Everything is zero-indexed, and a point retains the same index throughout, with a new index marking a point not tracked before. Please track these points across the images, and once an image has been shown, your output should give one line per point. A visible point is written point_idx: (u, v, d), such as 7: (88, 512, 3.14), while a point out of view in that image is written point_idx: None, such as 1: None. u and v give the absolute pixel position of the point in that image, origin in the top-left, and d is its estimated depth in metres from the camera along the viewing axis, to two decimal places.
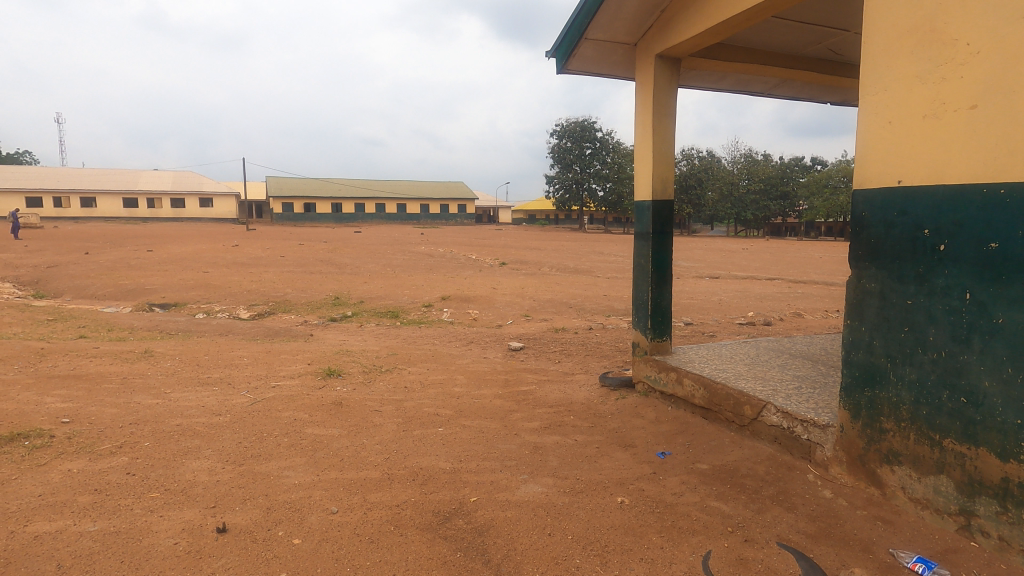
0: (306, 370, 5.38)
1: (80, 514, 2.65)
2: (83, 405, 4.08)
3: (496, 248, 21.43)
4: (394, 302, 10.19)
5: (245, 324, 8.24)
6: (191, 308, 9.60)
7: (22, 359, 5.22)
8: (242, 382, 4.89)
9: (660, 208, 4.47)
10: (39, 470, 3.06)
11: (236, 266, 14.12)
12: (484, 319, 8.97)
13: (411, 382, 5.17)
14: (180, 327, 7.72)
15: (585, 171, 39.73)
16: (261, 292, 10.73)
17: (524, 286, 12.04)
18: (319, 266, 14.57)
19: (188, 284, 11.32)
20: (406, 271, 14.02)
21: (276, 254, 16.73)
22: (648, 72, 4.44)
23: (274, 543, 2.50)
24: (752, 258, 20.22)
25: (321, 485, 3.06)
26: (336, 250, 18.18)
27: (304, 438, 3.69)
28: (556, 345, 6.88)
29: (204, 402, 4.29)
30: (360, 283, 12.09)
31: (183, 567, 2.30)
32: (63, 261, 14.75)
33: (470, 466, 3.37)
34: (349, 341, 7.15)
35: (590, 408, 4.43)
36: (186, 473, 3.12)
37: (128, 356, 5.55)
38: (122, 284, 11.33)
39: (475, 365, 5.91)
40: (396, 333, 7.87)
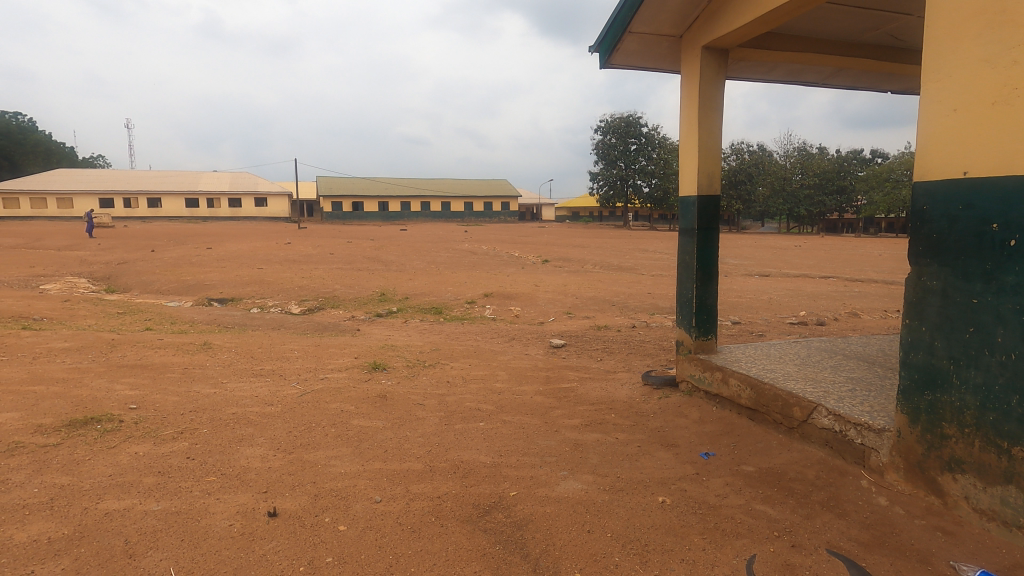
0: (352, 363, 5.54)
1: (144, 494, 2.83)
2: (149, 393, 4.35)
3: (539, 246, 21.34)
4: (438, 299, 10.32)
5: (296, 319, 8.54)
6: (247, 303, 10.05)
7: (96, 349, 5.61)
8: (293, 374, 5.09)
9: (706, 203, 4.36)
10: (110, 452, 3.29)
11: (288, 263, 14.69)
12: (526, 316, 8.98)
13: (454, 377, 5.24)
14: (236, 321, 8.09)
15: (630, 167, 39.13)
16: (311, 287, 11.11)
17: (567, 283, 11.97)
18: (366, 263, 14.96)
19: (244, 280, 11.82)
20: (450, 269, 14.21)
21: (327, 251, 17.25)
22: (694, 64, 4.34)
23: (321, 529, 2.60)
24: (806, 256, 19.33)
25: (366, 475, 3.16)
26: (383, 248, 18.61)
27: (349, 429, 3.80)
28: (598, 342, 6.82)
29: (258, 393, 4.49)
30: (405, 280, 12.30)
31: (237, 548, 2.42)
32: (132, 257, 15.74)
33: (510, 460, 3.40)
34: (395, 336, 7.32)
35: (632, 406, 4.38)
36: (240, 459, 3.28)
37: (189, 348, 5.87)
38: (184, 280, 11.96)
39: (516, 361, 5.94)
40: (439, 329, 7.98)
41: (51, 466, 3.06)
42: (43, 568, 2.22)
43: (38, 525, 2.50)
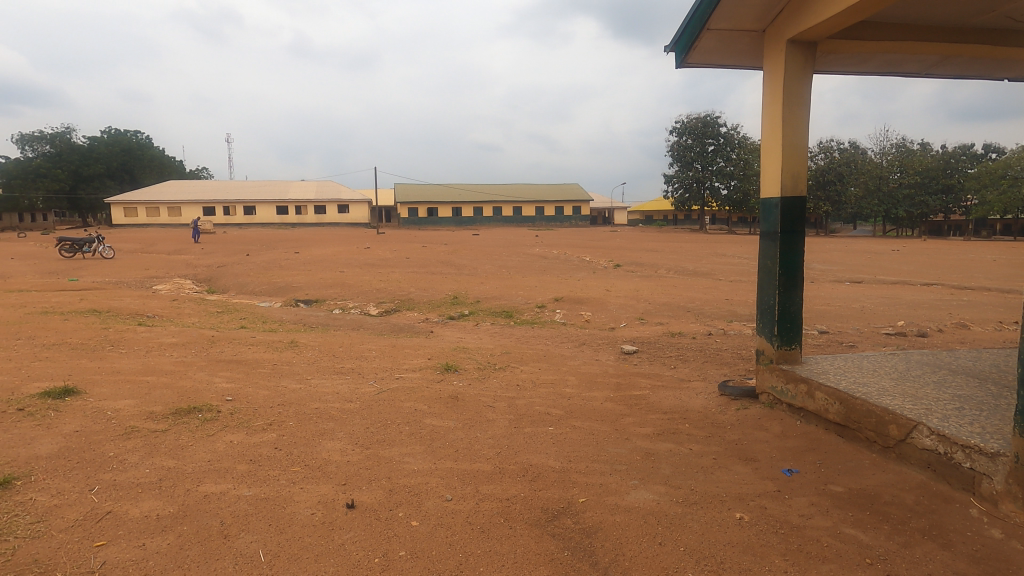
0: (426, 364, 5.71)
1: (238, 480, 3.05)
2: (242, 386, 4.70)
3: (610, 250, 21.04)
4: (509, 303, 10.43)
5: (374, 320, 8.93)
6: (330, 304, 10.62)
7: (198, 344, 6.13)
8: (371, 373, 5.33)
9: (791, 205, 4.12)
10: (209, 439, 3.58)
11: (366, 266, 15.37)
12: (597, 321, 8.87)
13: (524, 381, 5.28)
14: (320, 321, 8.57)
15: (707, 168, 37.73)
16: (388, 290, 11.57)
17: (639, 288, 11.71)
18: (440, 267, 15.38)
19: (327, 283, 12.49)
20: (521, 273, 14.29)
21: (403, 255, 17.91)
22: (778, 59, 4.12)
23: (395, 523, 2.70)
24: (905, 262, 17.78)
25: (438, 473, 3.24)
26: (456, 252, 19.06)
27: (422, 428, 3.92)
28: (671, 349, 6.63)
29: (338, 389, 4.74)
30: (477, 283, 12.52)
31: (318, 536, 2.56)
32: (230, 261, 17.08)
33: (579, 466, 3.37)
34: (466, 339, 7.48)
35: (708, 417, 4.21)
36: (322, 452, 3.47)
37: (278, 346, 6.29)
38: (274, 282, 12.83)
39: (586, 367, 5.88)
40: (510, 332, 8.06)
41: (160, 450, 3.38)
42: (152, 542, 2.46)
43: (149, 503, 2.77)
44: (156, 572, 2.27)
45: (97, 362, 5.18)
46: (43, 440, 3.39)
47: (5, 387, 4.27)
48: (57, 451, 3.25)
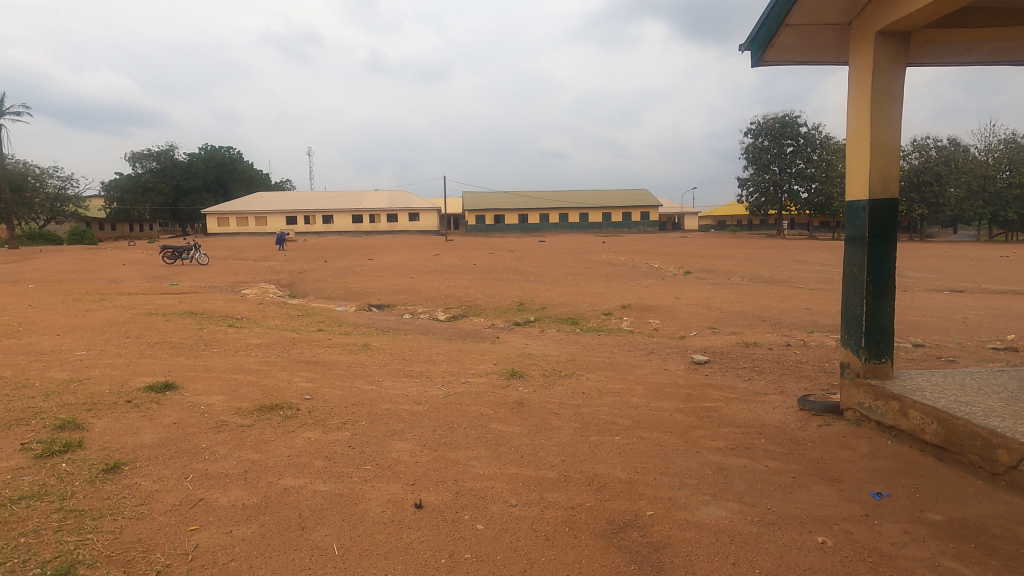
0: (491, 370, 5.77)
1: (314, 475, 3.21)
2: (320, 386, 4.96)
3: (680, 257, 20.44)
4: (575, 310, 10.35)
5: (442, 325, 9.15)
6: (400, 309, 10.98)
7: (280, 345, 6.53)
8: (439, 377, 5.45)
9: (881, 207, 3.84)
10: (289, 435, 3.80)
11: (435, 273, 15.78)
12: (666, 329, 8.63)
13: (589, 389, 5.22)
14: (391, 326, 8.88)
15: (785, 171, 35.88)
16: (456, 296, 11.81)
17: (711, 296, 11.29)
18: (506, 273, 15.52)
19: (398, 288, 12.92)
20: (587, 280, 14.18)
21: (470, 262, 18.24)
22: (865, 53, 3.87)
23: (461, 525, 2.74)
24: (1016, 270, 16.03)
25: (503, 478, 3.27)
26: (522, 258, 19.16)
27: (488, 432, 3.97)
28: (746, 360, 6.34)
29: (408, 392, 4.89)
30: (542, 290, 12.53)
31: (388, 534, 2.64)
32: (310, 267, 18.08)
33: (646, 478, 3.28)
34: (532, 345, 7.49)
35: (786, 433, 3.99)
36: (392, 452, 3.58)
37: (352, 349, 6.57)
38: (348, 287, 13.44)
39: (654, 376, 5.73)
40: (576, 339, 8.00)
41: (246, 443, 3.62)
42: (238, 530, 2.63)
43: (236, 493, 2.96)
44: (241, 558, 2.43)
45: (193, 360, 5.62)
46: (147, 429, 3.72)
47: (116, 381, 4.72)
48: (158, 441, 3.56)
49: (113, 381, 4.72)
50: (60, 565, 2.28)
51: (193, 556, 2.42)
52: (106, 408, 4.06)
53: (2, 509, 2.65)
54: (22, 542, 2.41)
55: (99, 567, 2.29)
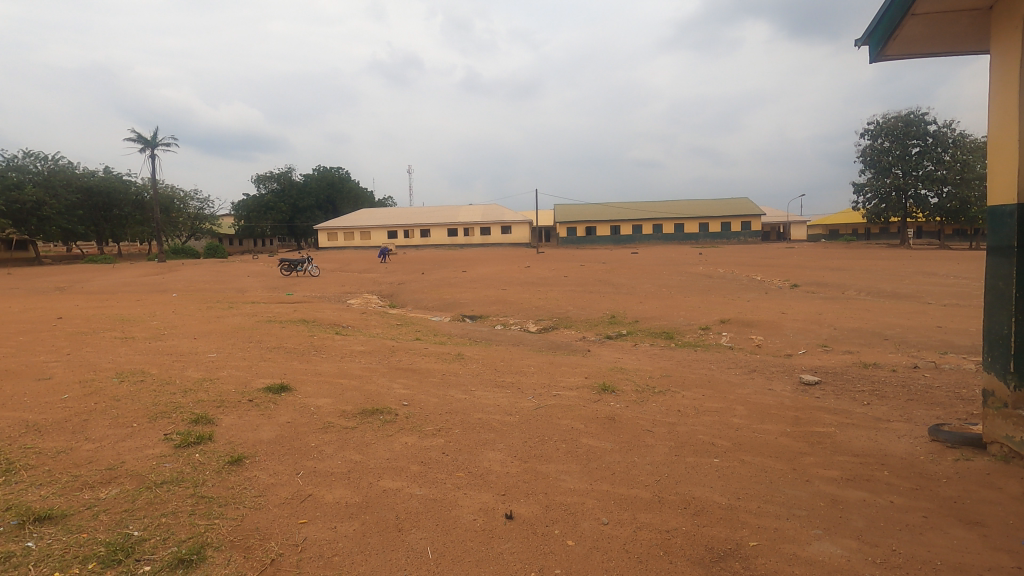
0: (582, 383, 5.70)
1: (411, 479, 3.35)
2: (416, 393, 5.16)
3: (786, 269, 19.09)
4: (669, 324, 9.99)
5: (533, 337, 9.21)
6: (493, 320, 11.20)
7: (381, 353, 6.90)
8: (530, 388, 5.48)
9: None
10: (388, 438, 4.00)
11: (527, 285, 15.94)
12: (770, 346, 8.09)
13: (685, 407, 4.99)
14: (484, 336, 9.09)
15: (910, 174, 32.48)
16: (547, 308, 11.85)
17: (822, 311, 10.43)
18: (598, 286, 15.34)
19: (490, 300, 13.20)
20: (682, 292, 13.65)
21: (561, 274, 18.24)
22: (1010, 39, 3.42)
23: (551, 539, 2.72)
24: None
25: (594, 494, 3.21)
26: (614, 270, 18.85)
27: (579, 447, 3.92)
28: (864, 383, 5.77)
29: (499, 402, 4.96)
30: (635, 303, 12.24)
31: (480, 542, 2.69)
32: (409, 279, 18.98)
33: (749, 505, 3.07)
34: (624, 359, 7.33)
35: (914, 466, 3.56)
36: (484, 461, 3.65)
37: (447, 358, 6.80)
38: (444, 298, 13.95)
39: (757, 397, 5.37)
40: (671, 355, 7.70)
41: (350, 444, 3.86)
42: (342, 526, 2.80)
43: (340, 491, 3.16)
44: (344, 553, 2.57)
45: (305, 364, 6.10)
46: (265, 427, 4.08)
47: (240, 381, 5.22)
48: (274, 438, 3.89)
49: (238, 381, 5.23)
50: (193, 545, 2.54)
51: (302, 548, 2.61)
52: (231, 406, 4.50)
53: (148, 491, 3.02)
54: (163, 521, 2.73)
55: (223, 551, 2.53)
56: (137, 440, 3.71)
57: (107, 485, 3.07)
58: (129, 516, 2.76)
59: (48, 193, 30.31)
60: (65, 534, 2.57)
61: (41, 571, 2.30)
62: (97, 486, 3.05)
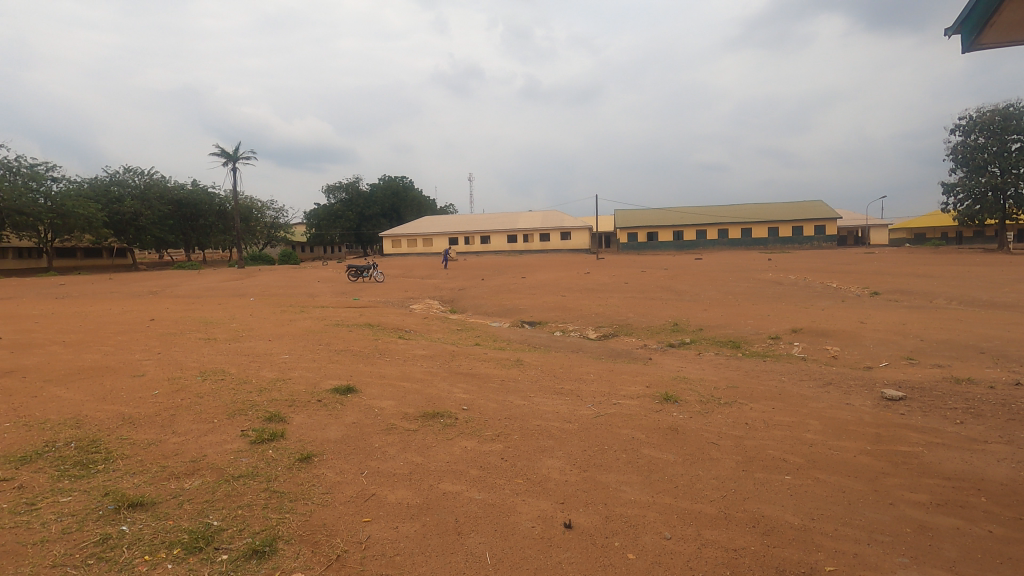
0: (644, 392, 5.57)
1: (470, 483, 3.38)
2: (475, 397, 5.22)
3: (865, 275, 17.89)
4: (736, 333, 9.58)
5: (593, 344, 9.10)
6: (552, 327, 11.16)
7: (442, 357, 7.03)
8: (590, 396, 5.41)
9: None
10: (448, 442, 4.06)
11: (586, 291, 15.79)
12: (847, 358, 7.60)
13: (753, 420, 4.77)
14: (543, 342, 9.07)
15: (1009, 172, 29.67)
16: (607, 315, 11.68)
17: (907, 321, 9.68)
18: (660, 292, 14.97)
19: (549, 306, 13.16)
20: (750, 300, 13.08)
21: (621, 280, 17.93)
22: None
23: (610, 551, 2.67)
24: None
25: (655, 508, 3.12)
26: (677, 276, 18.32)
27: (640, 457, 3.82)
28: (956, 400, 5.30)
29: (558, 409, 4.92)
30: (699, 310, 11.83)
31: (538, 550, 2.67)
32: (469, 284, 19.27)
33: (824, 527, 2.89)
34: (688, 368, 7.11)
35: (1016, 493, 3.24)
36: (543, 468, 3.63)
37: (506, 363, 6.83)
38: (503, 304, 14.05)
39: (833, 411, 5.05)
40: (737, 365, 7.38)
41: (412, 446, 3.95)
42: (403, 526, 2.86)
43: (402, 492, 3.24)
44: (405, 553, 2.63)
45: (370, 367, 6.31)
46: (332, 426, 4.25)
47: (310, 382, 5.47)
48: (341, 437, 4.04)
49: (308, 382, 5.48)
50: (265, 537, 2.68)
51: (365, 546, 2.68)
52: (302, 405, 4.72)
53: (227, 483, 3.22)
54: (240, 513, 2.89)
55: (293, 544, 2.65)
56: (217, 435, 3.96)
57: (190, 476, 3.30)
58: (209, 506, 2.95)
59: (144, 205, 33.04)
60: (154, 520, 2.77)
61: (133, 553, 2.50)
62: (182, 477, 3.28)
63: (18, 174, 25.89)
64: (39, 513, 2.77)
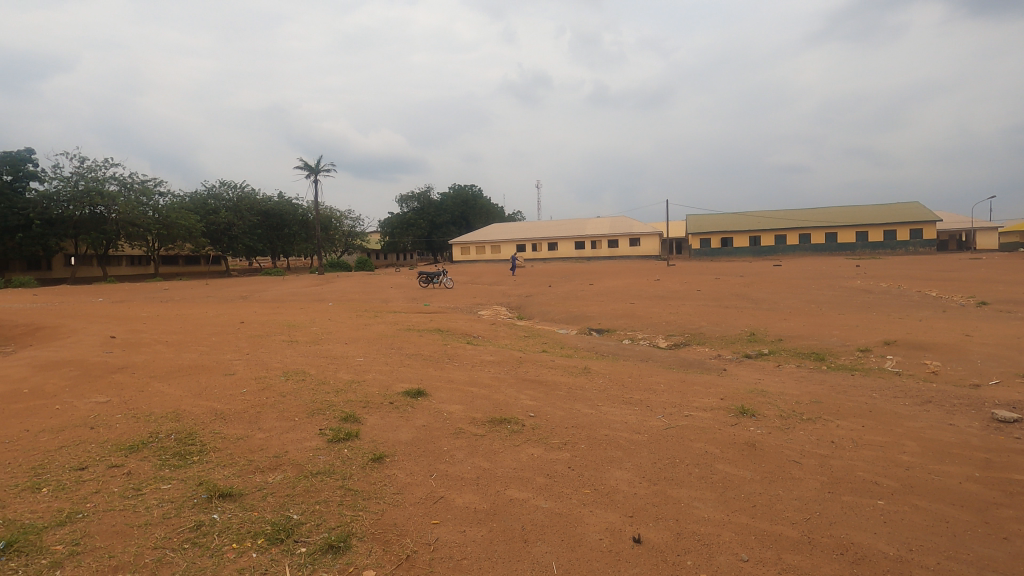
0: (718, 405, 5.32)
1: (537, 490, 3.37)
2: (541, 405, 5.19)
3: (972, 283, 16.25)
4: (820, 344, 8.98)
5: (663, 353, 8.84)
6: (620, 335, 10.95)
7: (509, 364, 7.07)
8: (660, 407, 5.24)
9: None
10: (515, 448, 4.06)
11: (657, 298, 15.37)
12: (950, 374, 6.92)
13: (840, 438, 4.44)
14: (611, 351, 8.91)
15: None
16: (678, 323, 11.32)
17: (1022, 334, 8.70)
18: (735, 300, 14.32)
19: (618, 313, 12.92)
20: (836, 309, 12.24)
21: (694, 288, 17.33)
22: None
23: (683, 572, 2.56)
24: None
25: (731, 527, 2.97)
26: (754, 284, 17.45)
27: (714, 473, 3.65)
28: None
29: (627, 419, 4.80)
30: (779, 319, 11.21)
31: (607, 564, 2.61)
32: (536, 291, 19.30)
33: (925, 561, 2.64)
34: (765, 381, 6.74)
35: None
36: (611, 479, 3.55)
37: (573, 371, 6.77)
38: (570, 311, 13.96)
39: (933, 432, 4.61)
40: (821, 379, 6.91)
41: (479, 451, 3.99)
42: (471, 531, 2.89)
43: (470, 497, 3.27)
44: (472, 558, 2.65)
45: (439, 371, 6.45)
46: (403, 428, 4.37)
47: (383, 384, 5.66)
48: (411, 439, 4.15)
49: (381, 385, 5.67)
50: (340, 533, 2.79)
51: (434, 547, 2.73)
52: (375, 407, 4.89)
53: (306, 479, 3.39)
54: (317, 508, 3.03)
55: (366, 541, 2.75)
56: (298, 432, 4.18)
57: (273, 471, 3.50)
58: (289, 500, 3.11)
59: (237, 216, 35.68)
60: (242, 511, 2.96)
61: (223, 540, 2.68)
62: (266, 471, 3.48)
63: (132, 189, 28.67)
64: (143, 498, 3.04)
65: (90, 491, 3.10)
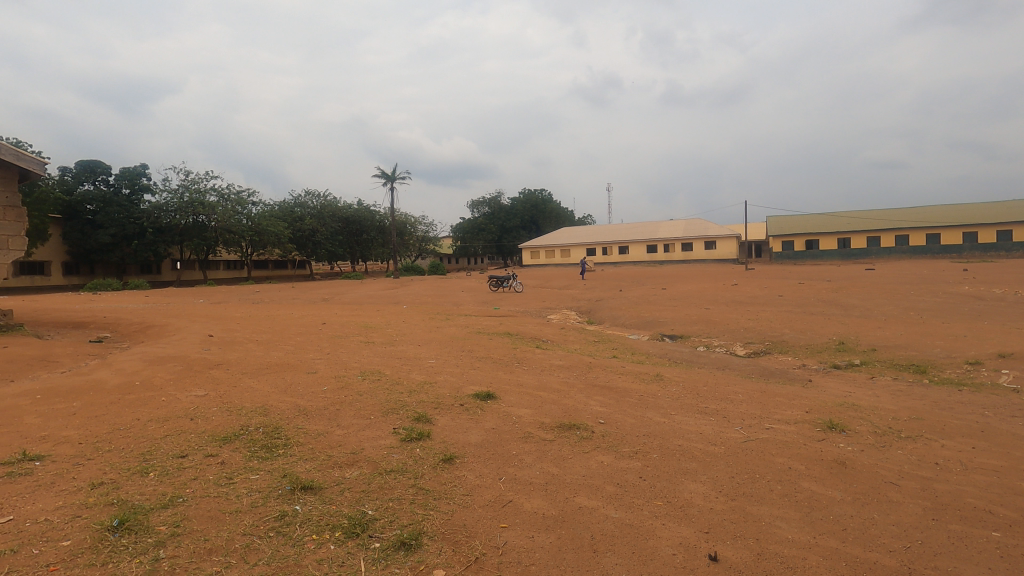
0: (803, 418, 4.99)
1: (607, 499, 3.29)
2: (612, 411, 5.09)
3: None
4: (921, 356, 8.20)
5: (742, 361, 8.42)
6: (695, 341, 10.57)
7: (579, 369, 7.00)
8: (738, 418, 4.99)
9: None
10: (585, 455, 4.00)
11: (735, 303, 14.69)
12: None
13: (946, 460, 4.02)
14: (685, 358, 8.60)
15: None
16: (758, 329, 10.76)
17: None
18: (822, 306, 13.41)
19: (692, 319, 12.45)
20: (940, 318, 11.14)
21: (775, 293, 16.38)
22: None
23: None
24: None
25: (818, 550, 2.77)
26: (844, 289, 16.27)
27: (799, 491, 3.42)
28: None
29: (702, 430, 4.61)
30: (872, 327, 10.35)
31: None
32: (608, 295, 19.04)
33: None
34: (857, 394, 6.25)
35: None
36: (685, 492, 3.41)
37: (644, 378, 6.59)
38: (642, 316, 13.64)
39: None
40: (922, 393, 6.31)
41: (548, 456, 3.96)
42: (539, 537, 2.87)
43: (538, 502, 3.25)
44: (540, 564, 2.63)
45: (509, 375, 6.49)
46: (473, 431, 4.43)
47: (453, 386, 5.76)
48: (481, 442, 4.19)
49: (451, 386, 5.78)
50: (412, 531, 2.86)
51: (502, 551, 2.74)
52: (446, 408, 4.99)
53: (381, 476, 3.51)
54: (391, 505, 3.13)
55: (436, 541, 2.79)
56: (374, 431, 4.34)
57: (350, 467, 3.64)
58: (365, 496, 3.23)
59: (320, 223, 37.82)
60: (320, 504, 3.11)
61: (304, 531, 2.82)
62: (344, 466, 3.64)
63: (229, 199, 31.09)
64: (235, 487, 3.26)
65: (189, 478, 3.36)
